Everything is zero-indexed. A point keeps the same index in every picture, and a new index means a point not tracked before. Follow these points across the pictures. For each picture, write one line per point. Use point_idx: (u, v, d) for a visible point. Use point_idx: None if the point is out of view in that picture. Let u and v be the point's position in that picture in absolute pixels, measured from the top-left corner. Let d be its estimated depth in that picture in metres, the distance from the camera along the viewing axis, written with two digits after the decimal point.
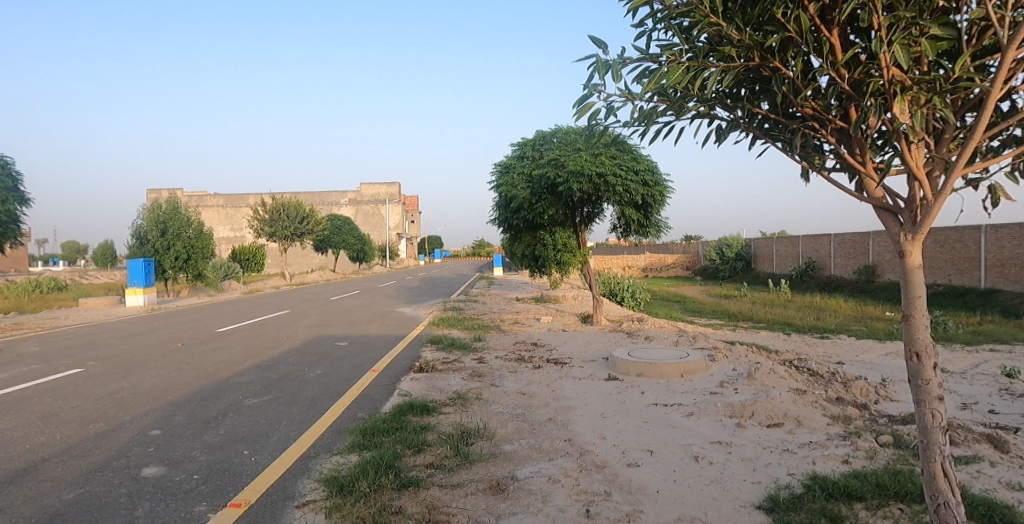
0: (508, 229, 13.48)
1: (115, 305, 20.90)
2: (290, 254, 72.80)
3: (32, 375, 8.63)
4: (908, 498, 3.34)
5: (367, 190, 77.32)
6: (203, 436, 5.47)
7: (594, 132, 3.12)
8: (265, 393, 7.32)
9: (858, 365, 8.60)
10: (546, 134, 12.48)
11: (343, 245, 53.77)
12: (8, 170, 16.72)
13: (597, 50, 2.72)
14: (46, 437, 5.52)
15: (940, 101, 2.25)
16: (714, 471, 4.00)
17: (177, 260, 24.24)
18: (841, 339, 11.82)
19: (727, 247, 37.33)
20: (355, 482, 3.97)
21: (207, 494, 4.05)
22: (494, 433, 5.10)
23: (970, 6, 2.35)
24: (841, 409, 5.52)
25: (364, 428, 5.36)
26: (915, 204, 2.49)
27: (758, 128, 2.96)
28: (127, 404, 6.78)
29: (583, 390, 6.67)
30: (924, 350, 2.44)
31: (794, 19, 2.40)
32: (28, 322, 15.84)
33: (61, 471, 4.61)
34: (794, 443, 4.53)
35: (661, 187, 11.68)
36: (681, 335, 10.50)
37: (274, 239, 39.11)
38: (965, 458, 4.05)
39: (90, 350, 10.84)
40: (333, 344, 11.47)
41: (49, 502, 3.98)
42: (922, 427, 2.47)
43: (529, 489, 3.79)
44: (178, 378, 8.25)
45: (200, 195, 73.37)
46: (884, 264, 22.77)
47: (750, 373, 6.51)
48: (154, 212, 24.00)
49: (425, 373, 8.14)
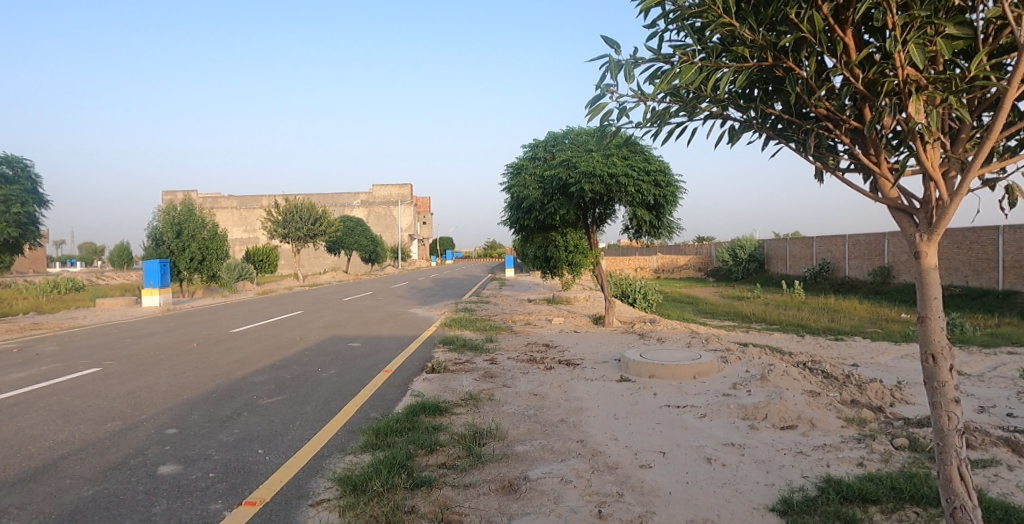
0: (519, 230, 13.53)
1: (131, 306, 21.19)
2: (303, 256, 73.07)
3: (50, 374, 8.77)
4: (923, 501, 3.32)
5: (378, 192, 78.06)
6: (218, 436, 5.55)
7: (606, 133, 3.13)
8: (279, 392, 7.40)
9: (873, 367, 8.53)
10: (557, 135, 12.53)
11: (356, 246, 54.09)
12: (29, 174, 17.10)
13: (609, 50, 2.74)
14: (66, 435, 5.64)
15: (956, 101, 2.25)
16: (727, 473, 3.99)
17: (192, 261, 24.51)
18: (856, 341, 11.68)
19: (740, 248, 37.10)
20: (369, 481, 4.02)
21: (222, 493, 4.11)
22: (506, 434, 5.12)
23: (986, 5, 2.33)
24: (856, 411, 5.48)
25: (377, 428, 5.40)
26: (931, 204, 2.47)
27: (771, 129, 2.96)
28: (143, 403, 6.90)
29: (595, 391, 6.68)
30: (940, 353, 2.41)
31: (807, 19, 2.40)
32: (48, 322, 16.15)
33: (81, 468, 4.71)
34: (808, 445, 4.51)
35: (673, 187, 11.63)
36: (694, 336, 10.49)
37: (287, 240, 39.45)
38: (982, 462, 4.01)
39: (107, 350, 10.99)
40: (345, 344, 11.53)
41: (69, 499, 4.07)
42: (938, 430, 2.45)
43: (540, 490, 3.81)
44: (193, 377, 8.36)
45: (214, 197, 73.99)
46: (900, 265, 22.51)
47: (763, 375, 6.49)
48: (170, 213, 24.31)
49: (436, 374, 8.19)
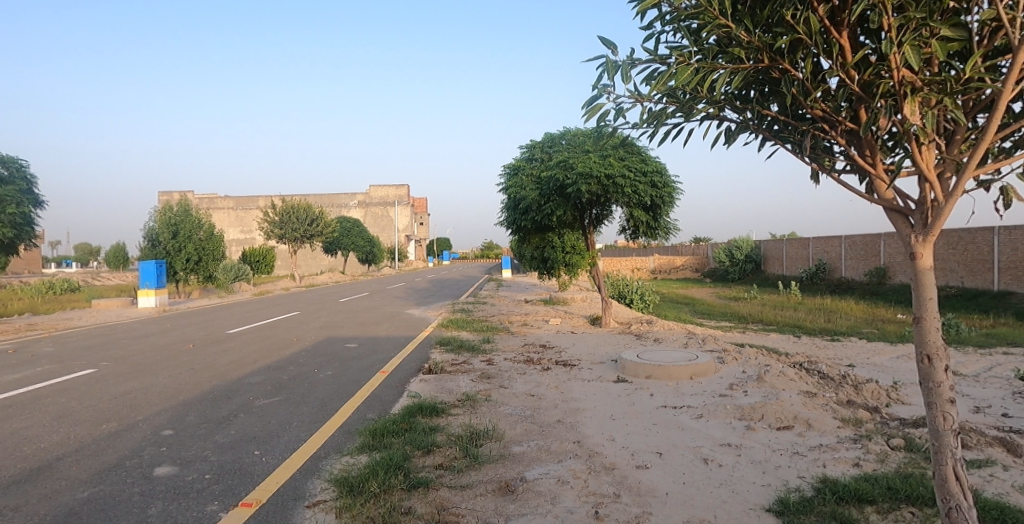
0: (516, 230, 13.54)
1: (127, 306, 21.12)
2: (299, 256, 72.93)
3: (45, 375, 8.73)
4: (920, 501, 3.33)
5: (376, 192, 77.98)
6: (215, 437, 5.53)
7: (603, 134, 3.14)
8: (276, 394, 7.37)
9: (869, 368, 8.55)
10: (555, 136, 12.54)
11: (352, 246, 53.98)
12: (24, 174, 17.04)
13: (607, 50, 2.75)
14: (61, 436, 5.61)
15: (951, 102, 2.26)
16: (724, 474, 4.00)
17: (188, 262, 24.43)
18: (852, 342, 11.72)
19: (737, 248, 37.20)
20: (366, 482, 4.01)
21: (219, 494, 4.10)
22: (503, 435, 5.12)
23: (981, 8, 2.34)
24: (852, 412, 5.49)
25: (374, 428, 5.39)
26: (927, 205, 2.48)
27: (767, 130, 2.97)
28: (139, 404, 6.87)
29: (592, 392, 6.68)
30: (936, 353, 2.42)
31: (804, 20, 2.41)
32: (43, 323, 16.08)
33: (75, 469, 4.68)
34: (804, 445, 4.52)
35: (670, 188, 11.64)
36: (691, 336, 10.51)
37: (284, 241, 39.36)
38: (978, 462, 4.03)
39: (103, 351, 10.95)
40: (342, 345, 11.52)
41: (64, 500, 4.05)
42: (933, 430, 2.45)
43: (537, 491, 3.81)
44: (189, 378, 8.33)
45: (211, 198, 73.74)
46: (896, 266, 22.59)
47: (760, 376, 6.50)
48: (166, 213, 24.21)
49: (434, 374, 8.18)
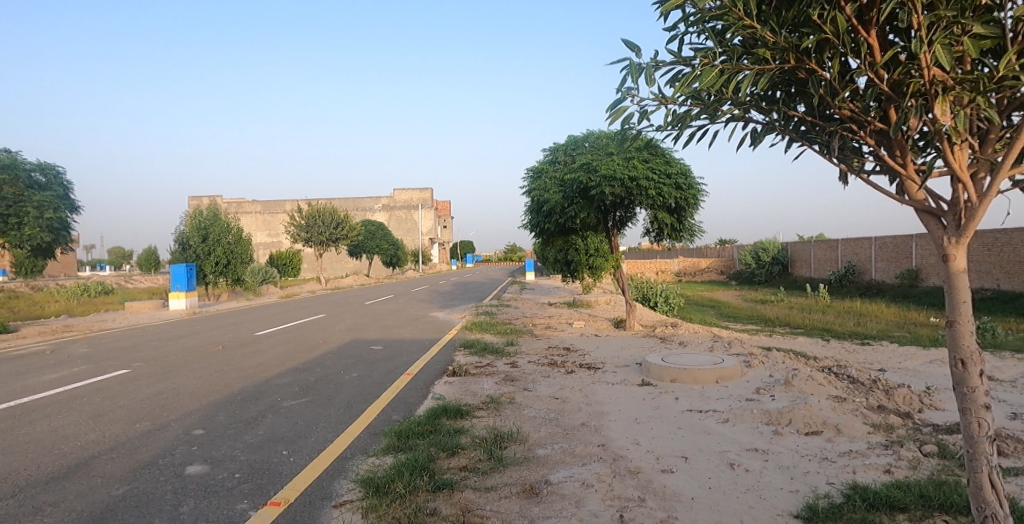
0: (540, 233, 13.55)
1: (159, 308, 21.70)
2: (324, 259, 73.98)
3: (82, 375, 9.05)
4: (954, 509, 3.26)
5: (399, 196, 78.60)
6: (244, 437, 5.66)
7: (626, 136, 3.15)
8: (303, 395, 7.52)
9: (901, 372, 8.35)
10: (578, 139, 12.53)
11: (377, 250, 54.58)
12: (60, 181, 17.70)
13: (631, 53, 2.76)
14: (98, 434, 5.82)
15: (984, 101, 2.22)
16: (751, 479, 3.96)
17: (217, 265, 24.98)
18: (883, 345, 11.47)
19: (763, 251, 36.65)
20: (391, 483, 4.08)
21: (248, 493, 4.20)
22: (527, 437, 5.14)
23: (1014, 4, 2.30)
24: (882, 417, 5.38)
25: (399, 430, 5.47)
26: (960, 206, 2.43)
27: (794, 131, 2.95)
28: (171, 404, 7.07)
29: (616, 395, 6.66)
30: (970, 357, 2.37)
31: (830, 20, 2.40)
32: (80, 324, 16.64)
33: (111, 467, 4.85)
34: (833, 451, 4.45)
35: (695, 190, 11.55)
36: (715, 339, 10.41)
37: (309, 244, 40.00)
38: (1016, 470, 3.91)
39: (136, 352, 11.29)
40: (367, 347, 11.67)
41: (101, 497, 4.20)
42: (968, 436, 2.40)
43: (561, 493, 3.83)
44: (219, 379, 8.54)
45: (240, 203, 75.26)
46: (928, 268, 22.02)
47: (788, 379, 6.40)
48: (196, 218, 24.80)
49: (458, 377, 8.23)
